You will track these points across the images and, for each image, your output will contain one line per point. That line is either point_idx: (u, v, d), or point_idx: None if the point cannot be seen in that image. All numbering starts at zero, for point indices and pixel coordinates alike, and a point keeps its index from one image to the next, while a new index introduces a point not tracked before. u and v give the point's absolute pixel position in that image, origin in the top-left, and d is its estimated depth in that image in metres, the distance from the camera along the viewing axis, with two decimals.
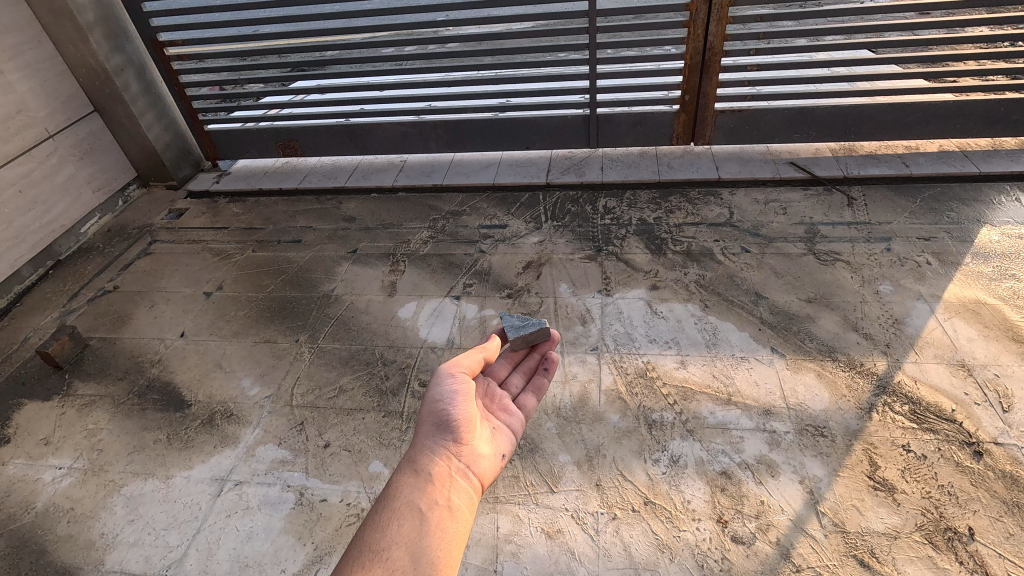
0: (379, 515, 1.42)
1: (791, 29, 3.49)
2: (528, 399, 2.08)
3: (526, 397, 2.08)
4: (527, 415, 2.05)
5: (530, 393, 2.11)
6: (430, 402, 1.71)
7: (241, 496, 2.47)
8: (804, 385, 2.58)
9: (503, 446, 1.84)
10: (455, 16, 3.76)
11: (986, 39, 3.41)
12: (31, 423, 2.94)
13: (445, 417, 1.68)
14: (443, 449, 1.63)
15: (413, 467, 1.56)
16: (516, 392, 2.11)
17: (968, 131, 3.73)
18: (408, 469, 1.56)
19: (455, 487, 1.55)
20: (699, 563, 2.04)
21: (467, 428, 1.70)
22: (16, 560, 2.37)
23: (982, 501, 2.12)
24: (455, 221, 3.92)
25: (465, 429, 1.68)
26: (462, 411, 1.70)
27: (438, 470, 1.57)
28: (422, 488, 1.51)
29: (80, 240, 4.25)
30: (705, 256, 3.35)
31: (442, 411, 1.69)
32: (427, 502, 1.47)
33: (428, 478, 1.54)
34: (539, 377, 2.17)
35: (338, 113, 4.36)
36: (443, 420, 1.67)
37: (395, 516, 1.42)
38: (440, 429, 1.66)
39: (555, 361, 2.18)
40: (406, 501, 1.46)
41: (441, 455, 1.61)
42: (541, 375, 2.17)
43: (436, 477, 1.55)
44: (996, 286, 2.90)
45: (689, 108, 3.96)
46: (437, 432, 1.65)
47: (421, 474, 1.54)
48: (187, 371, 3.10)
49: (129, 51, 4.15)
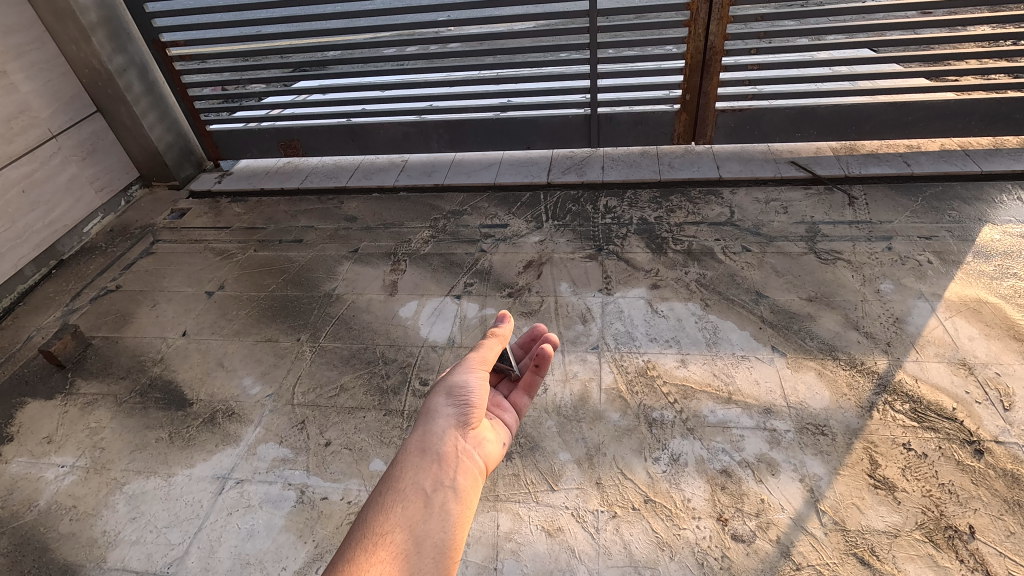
0: (382, 496, 1.41)
1: (792, 28, 3.49)
2: (520, 399, 2.02)
3: (519, 398, 2.02)
4: (519, 416, 2.02)
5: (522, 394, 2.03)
6: (441, 383, 1.69)
7: (242, 494, 2.48)
8: (804, 384, 2.58)
9: (503, 433, 1.87)
10: (456, 16, 3.77)
11: (987, 38, 3.41)
12: (33, 422, 2.95)
13: (453, 400, 1.65)
14: (451, 429, 1.60)
15: (419, 445, 1.54)
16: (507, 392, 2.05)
17: (970, 129, 3.72)
18: (415, 449, 1.53)
19: (462, 469, 1.54)
20: (699, 561, 2.04)
21: (476, 413, 1.67)
22: (19, 557, 2.38)
23: (983, 499, 2.11)
24: (456, 221, 3.93)
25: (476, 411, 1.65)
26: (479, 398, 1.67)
27: (445, 451, 1.55)
28: (428, 469, 1.49)
29: (82, 240, 4.27)
30: (705, 255, 3.36)
31: (452, 395, 1.66)
32: (431, 482, 1.46)
33: (435, 458, 1.52)
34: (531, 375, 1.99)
35: (340, 113, 4.37)
36: (454, 402, 1.65)
37: (399, 498, 1.40)
38: (449, 411, 1.62)
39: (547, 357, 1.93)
40: (410, 482, 1.45)
41: (449, 434, 1.58)
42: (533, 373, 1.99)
43: (442, 458, 1.53)
44: (997, 284, 2.90)
45: (690, 107, 3.95)
46: (444, 413, 1.62)
47: (428, 454, 1.52)
48: (188, 370, 3.11)
49: (132, 52, 4.18)
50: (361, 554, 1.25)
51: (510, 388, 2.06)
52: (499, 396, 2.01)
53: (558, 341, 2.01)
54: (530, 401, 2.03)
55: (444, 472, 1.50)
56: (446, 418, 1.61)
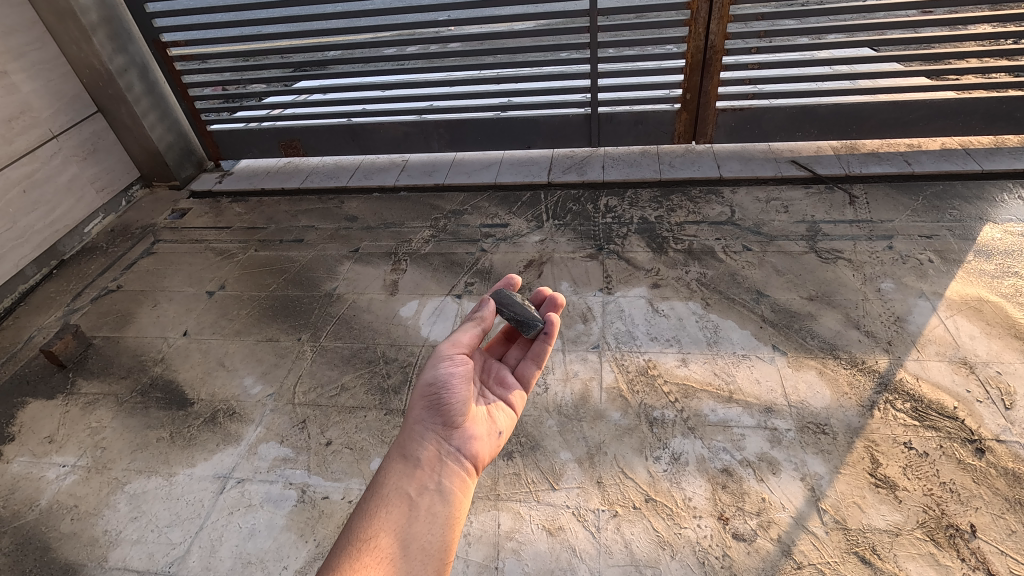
0: (366, 504, 1.43)
1: (792, 28, 3.48)
2: (527, 370, 2.01)
3: (527, 369, 2.01)
4: (527, 389, 1.99)
5: (530, 363, 2.02)
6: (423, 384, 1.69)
7: (243, 493, 2.48)
8: (805, 382, 2.58)
9: (502, 421, 1.82)
10: (456, 16, 3.77)
11: (988, 37, 3.41)
12: (35, 421, 2.96)
13: (436, 400, 1.65)
14: (434, 433, 1.62)
15: (403, 451, 1.57)
16: (515, 364, 2.04)
17: (971, 128, 3.72)
18: (398, 454, 1.56)
19: (447, 471, 1.55)
20: (700, 560, 2.04)
21: (458, 411, 1.66)
22: (20, 557, 2.38)
23: (984, 498, 2.11)
24: (457, 220, 3.93)
25: (461, 412, 1.66)
26: (462, 395, 1.67)
27: (429, 454, 1.57)
28: (412, 473, 1.51)
29: (83, 240, 4.27)
30: (705, 253, 3.36)
31: (432, 393, 1.65)
32: (415, 487, 1.48)
33: (418, 462, 1.54)
34: (538, 342, 2.02)
35: (341, 113, 4.37)
36: (435, 402, 1.65)
37: (382, 503, 1.43)
38: (432, 413, 1.64)
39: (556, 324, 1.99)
40: (394, 488, 1.48)
41: (432, 438, 1.60)
42: (541, 341, 2.01)
43: (425, 462, 1.55)
44: (998, 283, 2.90)
45: (690, 106, 3.94)
46: (426, 415, 1.63)
47: (411, 459, 1.55)
48: (189, 369, 3.11)
49: (132, 52, 4.18)
50: (346, 559, 1.26)
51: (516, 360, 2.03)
52: (504, 370, 1.99)
53: (564, 304, 2.16)
54: (539, 370, 2.01)
55: (428, 475, 1.52)
56: (429, 420, 1.63)
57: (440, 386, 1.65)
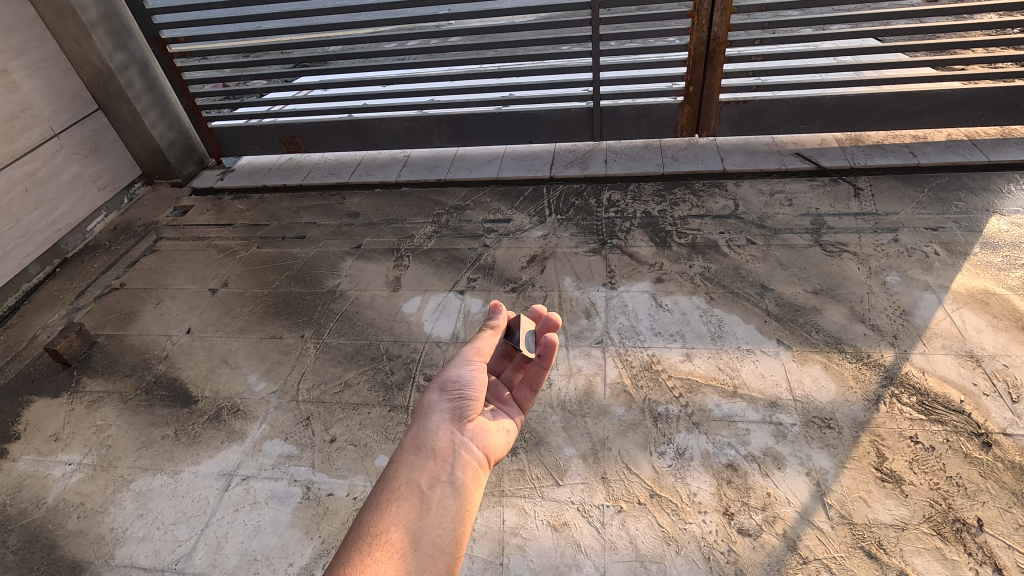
0: (378, 497, 1.40)
1: (796, 18, 3.45)
2: (524, 394, 1.93)
3: (523, 391, 1.92)
4: (523, 410, 1.93)
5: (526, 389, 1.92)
6: (439, 380, 1.70)
7: (248, 491, 2.48)
8: (810, 376, 2.57)
9: (508, 421, 1.80)
10: (457, 9, 3.74)
11: (995, 26, 3.36)
12: (41, 419, 2.97)
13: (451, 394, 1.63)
14: (446, 424, 1.59)
15: (415, 443, 1.53)
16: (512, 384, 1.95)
17: (976, 119, 3.69)
18: (410, 446, 1.52)
19: (457, 463, 1.52)
20: (706, 556, 2.04)
21: (470, 404, 1.65)
22: (27, 555, 2.39)
23: (991, 492, 2.10)
24: (459, 216, 3.92)
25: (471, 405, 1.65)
26: (474, 388, 1.66)
27: (441, 445, 1.54)
28: (424, 466, 1.48)
29: (86, 238, 4.28)
30: (710, 248, 3.34)
31: (452, 390, 1.66)
32: (427, 479, 1.45)
33: (430, 454, 1.51)
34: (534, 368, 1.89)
35: (342, 109, 4.36)
36: (447, 395, 1.64)
37: (393, 496, 1.39)
38: (444, 405, 1.61)
39: (552, 348, 1.82)
40: (405, 480, 1.43)
41: (445, 429, 1.57)
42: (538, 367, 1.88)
43: (438, 453, 1.51)
44: (1005, 276, 2.87)
45: (693, 99, 3.91)
46: (438, 407, 1.60)
47: (423, 451, 1.51)
48: (193, 367, 3.12)
49: (132, 49, 4.16)
50: (356, 555, 1.23)
51: (513, 376, 1.95)
52: (500, 387, 1.93)
53: (560, 322, 1.91)
54: (536, 395, 1.92)
55: (440, 467, 1.49)
56: (442, 412, 1.60)
57: (454, 380, 1.67)
